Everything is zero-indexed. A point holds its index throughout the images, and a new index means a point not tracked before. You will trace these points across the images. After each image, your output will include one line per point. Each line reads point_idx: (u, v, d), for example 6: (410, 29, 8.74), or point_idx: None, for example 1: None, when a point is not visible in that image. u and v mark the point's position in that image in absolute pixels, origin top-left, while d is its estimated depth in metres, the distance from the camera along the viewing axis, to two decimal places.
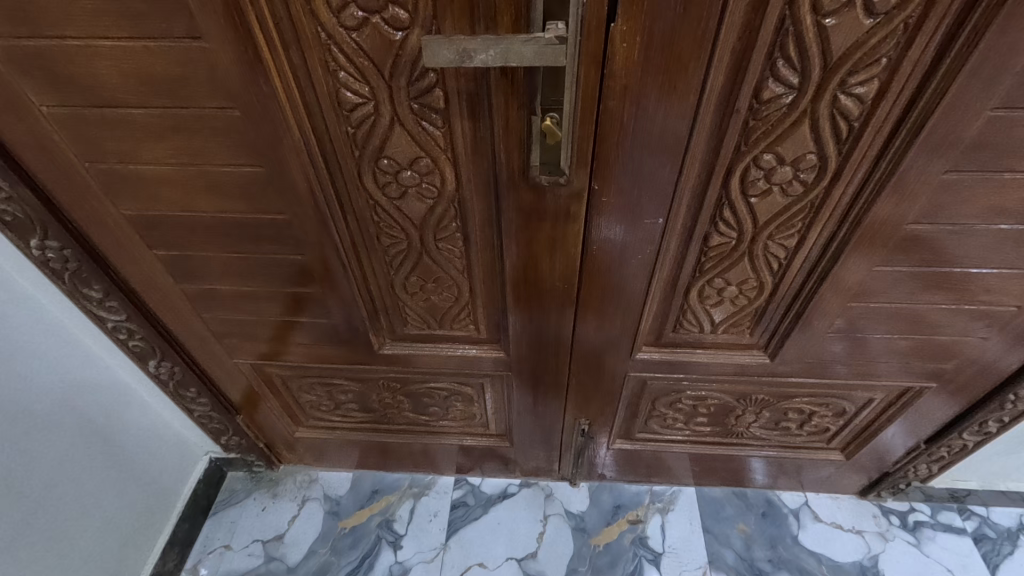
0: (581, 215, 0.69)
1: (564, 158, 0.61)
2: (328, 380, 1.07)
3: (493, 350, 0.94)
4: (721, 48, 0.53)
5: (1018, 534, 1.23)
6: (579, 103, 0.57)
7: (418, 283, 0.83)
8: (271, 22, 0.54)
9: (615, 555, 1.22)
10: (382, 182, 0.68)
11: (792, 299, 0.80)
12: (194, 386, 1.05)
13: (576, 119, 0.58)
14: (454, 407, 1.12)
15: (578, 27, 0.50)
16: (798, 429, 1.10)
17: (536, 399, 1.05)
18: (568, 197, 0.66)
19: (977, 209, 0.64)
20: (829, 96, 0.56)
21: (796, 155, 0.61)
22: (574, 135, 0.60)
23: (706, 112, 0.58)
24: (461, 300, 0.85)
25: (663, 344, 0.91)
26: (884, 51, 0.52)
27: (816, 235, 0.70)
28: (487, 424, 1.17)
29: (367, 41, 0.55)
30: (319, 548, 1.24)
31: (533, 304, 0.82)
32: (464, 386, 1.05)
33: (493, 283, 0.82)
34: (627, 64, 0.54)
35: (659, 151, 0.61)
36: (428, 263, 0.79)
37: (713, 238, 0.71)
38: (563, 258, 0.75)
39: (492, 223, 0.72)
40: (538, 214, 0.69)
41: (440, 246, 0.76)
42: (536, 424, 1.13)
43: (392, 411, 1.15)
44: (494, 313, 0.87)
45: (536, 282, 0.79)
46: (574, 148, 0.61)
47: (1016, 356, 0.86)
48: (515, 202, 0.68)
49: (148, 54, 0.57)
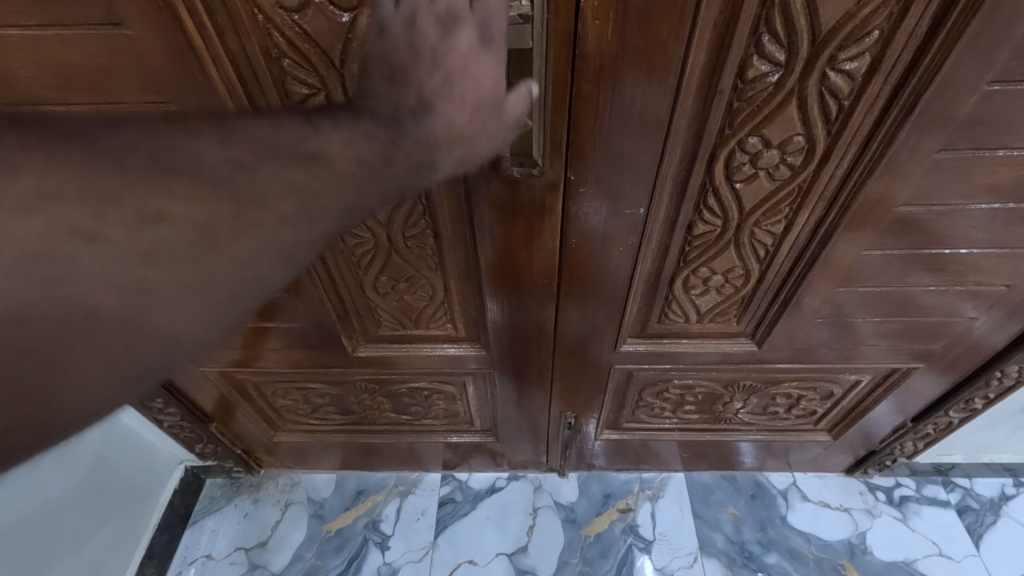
0: (558, 207, 0.65)
1: (536, 146, 0.57)
2: (303, 384, 1.03)
3: (473, 348, 0.91)
4: (702, 23, 0.48)
5: (1001, 504, 1.25)
6: (548, 86, 0.53)
7: (389, 282, 0.79)
8: (200, 4, 0.48)
9: (607, 545, 1.21)
10: None
11: (779, 286, 0.77)
12: (160, 396, 1.01)
13: (548, 104, 0.54)
14: (436, 405, 1.08)
15: (543, 3, 0.47)
16: (786, 412, 1.09)
17: (520, 393, 1.02)
18: (543, 188, 0.63)
19: (970, 189, 0.62)
20: (817, 74, 0.52)
21: (783, 137, 0.57)
22: (546, 124, 0.56)
23: (687, 94, 0.53)
24: (436, 298, 0.81)
25: (649, 335, 0.88)
26: (875, 23, 0.48)
27: (804, 220, 0.67)
28: (471, 420, 1.14)
29: (311, 24, 0.50)
30: (305, 552, 1.21)
31: (512, 300, 0.79)
32: (445, 385, 1.02)
33: (469, 280, 0.78)
34: (601, 42, 0.50)
35: (639, 138, 0.57)
36: (398, 262, 0.76)
37: (697, 227, 0.68)
38: (541, 252, 0.71)
39: (463, 218, 0.68)
40: (513, 206, 0.65)
41: (409, 243, 0.73)
42: (522, 417, 1.11)
43: (372, 412, 1.11)
44: (472, 311, 0.84)
45: (514, 278, 0.75)
46: (546, 137, 0.57)
47: (1003, 333, 0.85)
48: (488, 195, 0.64)
49: (62, 44, 0.51)
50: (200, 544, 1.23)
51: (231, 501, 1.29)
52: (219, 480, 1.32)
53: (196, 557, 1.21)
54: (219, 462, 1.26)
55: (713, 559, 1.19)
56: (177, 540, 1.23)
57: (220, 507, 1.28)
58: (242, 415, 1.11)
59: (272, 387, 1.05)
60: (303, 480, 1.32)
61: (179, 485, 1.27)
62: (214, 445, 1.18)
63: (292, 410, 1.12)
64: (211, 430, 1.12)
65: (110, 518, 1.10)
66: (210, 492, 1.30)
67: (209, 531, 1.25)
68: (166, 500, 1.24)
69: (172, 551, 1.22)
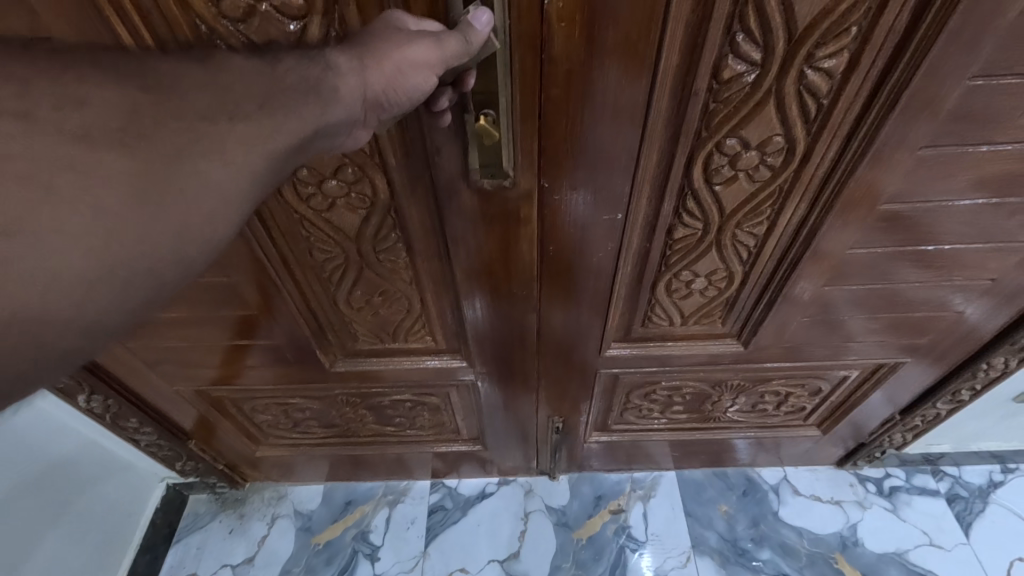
0: (533, 217, 0.63)
1: (507, 158, 0.55)
2: (282, 400, 1.01)
3: (454, 359, 0.89)
4: (673, 22, 0.46)
5: (990, 491, 1.25)
6: (517, 95, 0.51)
7: (363, 296, 0.77)
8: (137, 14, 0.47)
9: (599, 548, 1.20)
10: (305, 195, 0.62)
11: (764, 285, 0.75)
12: (135, 417, 0.98)
13: (516, 110, 0.52)
14: (421, 416, 1.06)
15: (505, 6, 0.44)
16: (775, 409, 1.08)
17: (507, 399, 1.00)
18: (518, 198, 0.61)
19: (956, 184, 0.60)
20: (795, 73, 0.50)
21: (762, 138, 0.55)
22: (516, 133, 0.54)
23: (661, 95, 0.51)
24: (413, 311, 0.79)
25: (633, 339, 0.86)
26: (854, 19, 0.46)
27: (787, 219, 0.65)
28: (458, 430, 1.13)
29: (257, 32, 0.49)
30: (293, 567, 1.19)
31: (491, 311, 0.77)
32: (428, 397, 1.00)
33: (445, 291, 0.76)
34: (569, 44, 0.47)
35: (614, 139, 0.55)
36: (371, 276, 0.74)
37: (677, 230, 0.66)
38: (517, 262, 0.69)
39: (435, 230, 0.66)
40: (486, 216, 0.63)
41: (381, 257, 0.71)
42: (511, 424, 1.09)
43: (355, 425, 1.09)
44: (450, 323, 0.82)
45: (493, 289, 0.73)
46: (517, 148, 0.55)
47: (990, 325, 0.84)
48: (459, 207, 0.62)
49: None
50: (185, 562, 1.20)
51: (216, 517, 1.26)
52: (203, 496, 1.29)
53: None
54: (202, 478, 1.23)
55: (705, 558, 1.18)
56: (162, 559, 1.20)
57: (205, 524, 1.25)
58: (223, 431, 1.08)
59: (251, 404, 1.02)
60: (290, 493, 1.30)
61: (161, 503, 1.23)
62: (195, 462, 1.15)
63: (274, 425, 1.09)
64: (190, 446, 1.09)
65: (96, 538, 1.08)
66: (195, 508, 1.27)
67: (194, 548, 1.22)
68: (149, 517, 1.21)
69: (156, 570, 1.19)
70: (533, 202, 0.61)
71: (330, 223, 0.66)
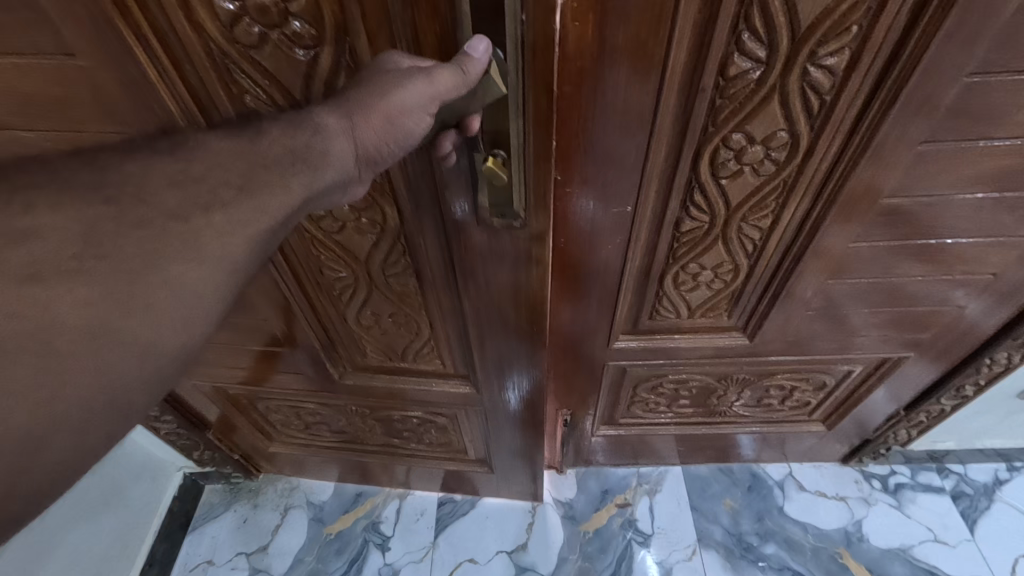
0: (544, 256, 0.63)
1: (517, 198, 0.56)
2: (295, 404, 1.04)
3: (460, 385, 0.91)
4: (680, 23, 0.48)
5: (995, 489, 1.26)
6: (528, 139, 0.51)
7: (371, 315, 0.80)
8: (156, 36, 0.50)
9: (605, 540, 1.22)
10: (318, 219, 0.66)
11: (769, 278, 0.77)
12: (157, 406, 1.01)
13: (528, 151, 0.52)
14: (428, 433, 1.09)
15: (516, 53, 0.45)
16: (780, 404, 1.10)
17: (515, 430, 1.01)
18: (528, 239, 0.61)
19: (956, 179, 0.62)
20: (798, 70, 0.52)
21: (766, 133, 0.58)
22: (529, 174, 0.54)
23: (669, 92, 0.53)
24: (422, 334, 0.82)
25: (641, 331, 0.88)
26: (854, 19, 0.48)
27: (791, 212, 0.67)
28: (466, 450, 1.14)
29: (269, 59, 0.51)
30: (306, 556, 1.22)
31: (498, 343, 0.78)
32: (437, 416, 1.02)
33: (454, 318, 0.78)
34: (581, 42, 0.50)
35: (625, 135, 0.57)
36: (380, 296, 0.77)
37: (684, 223, 0.68)
38: (525, 297, 0.70)
39: (445, 258, 0.68)
40: (495, 254, 0.64)
41: (390, 279, 0.74)
42: (518, 453, 1.08)
43: (364, 434, 1.11)
44: (457, 347, 0.84)
45: (501, 320, 0.74)
46: (528, 190, 0.56)
47: (992, 320, 0.86)
48: (468, 240, 0.63)
49: (19, 72, 0.52)
50: (200, 550, 1.23)
51: (230, 507, 1.29)
52: (218, 486, 1.31)
53: (196, 563, 1.21)
54: (218, 468, 1.26)
55: (711, 552, 1.20)
56: (178, 546, 1.23)
57: (219, 514, 1.28)
58: (240, 428, 1.13)
59: (265, 403, 1.06)
60: (302, 484, 1.32)
61: (178, 492, 1.27)
62: (212, 451, 1.18)
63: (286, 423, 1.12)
64: (208, 436, 1.12)
65: (121, 534, 1.13)
66: (210, 498, 1.30)
67: (209, 537, 1.25)
68: (166, 505, 1.25)
69: (173, 558, 1.22)
70: (544, 240, 0.62)
71: (345, 250, 0.69)
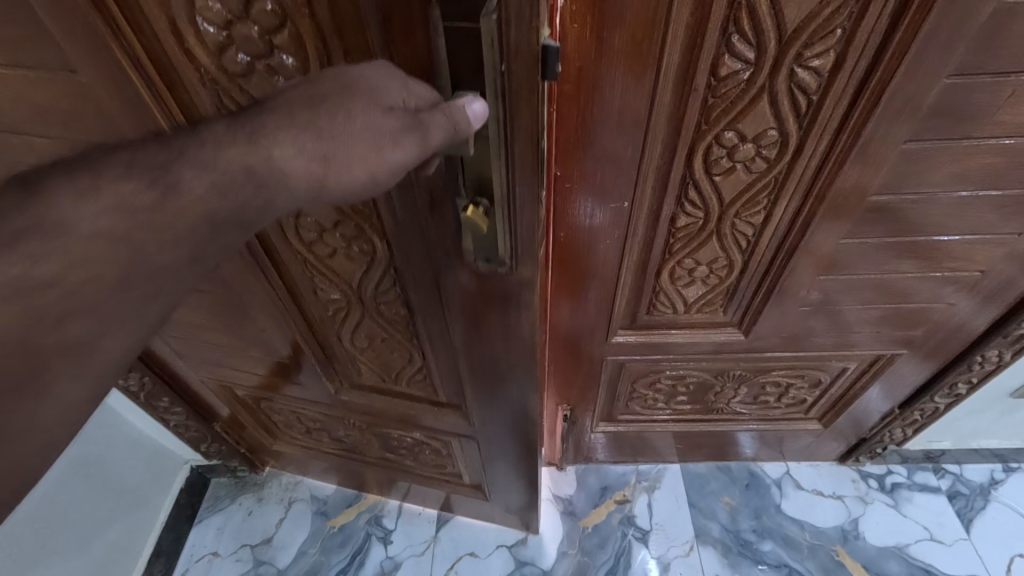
0: (531, 302, 0.60)
1: (501, 246, 0.52)
2: (297, 409, 1.07)
3: (453, 413, 0.92)
4: (673, 27, 0.51)
5: (991, 489, 1.27)
6: (516, 188, 0.47)
7: (365, 336, 0.82)
8: (151, 59, 0.51)
9: (604, 535, 1.24)
10: (311, 243, 0.69)
11: (763, 274, 0.80)
12: (167, 397, 1.05)
13: (512, 203, 0.48)
14: (424, 453, 1.09)
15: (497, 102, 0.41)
16: (776, 401, 1.12)
17: (509, 463, 0.99)
18: (516, 285, 0.58)
19: (941, 177, 0.65)
20: (786, 70, 0.55)
21: (757, 131, 0.60)
22: (513, 225, 0.50)
23: (663, 92, 0.56)
24: (415, 360, 0.83)
25: (639, 327, 0.90)
26: (838, 21, 0.51)
27: (783, 210, 0.70)
28: (460, 474, 1.13)
29: (256, 87, 0.51)
30: (309, 548, 1.24)
31: (489, 378, 0.77)
32: (432, 440, 1.03)
33: (445, 350, 0.78)
34: (580, 43, 0.53)
35: (621, 133, 0.60)
36: (372, 320, 0.79)
37: (680, 219, 0.71)
38: (514, 340, 0.67)
39: (435, 293, 0.68)
40: (481, 296, 0.62)
41: (382, 304, 0.75)
42: (512, 483, 1.07)
43: (363, 445, 1.13)
44: (450, 377, 0.84)
45: (490, 358, 0.72)
46: (513, 239, 0.52)
47: (981, 318, 0.88)
48: (457, 280, 0.62)
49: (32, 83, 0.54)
50: (206, 541, 1.25)
51: (236, 500, 1.31)
52: (224, 480, 1.34)
53: (202, 554, 1.24)
54: (225, 461, 1.28)
55: (709, 548, 1.22)
56: (184, 538, 1.26)
57: (225, 506, 1.30)
58: (246, 424, 1.16)
59: (268, 404, 1.08)
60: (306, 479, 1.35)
61: (185, 485, 1.30)
62: (219, 444, 1.20)
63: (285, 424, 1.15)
64: (216, 428, 1.15)
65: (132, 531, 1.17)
66: (216, 491, 1.32)
67: (215, 529, 1.27)
68: (173, 499, 1.27)
69: (179, 549, 1.24)
70: (533, 287, 0.58)
71: (331, 261, 0.71)
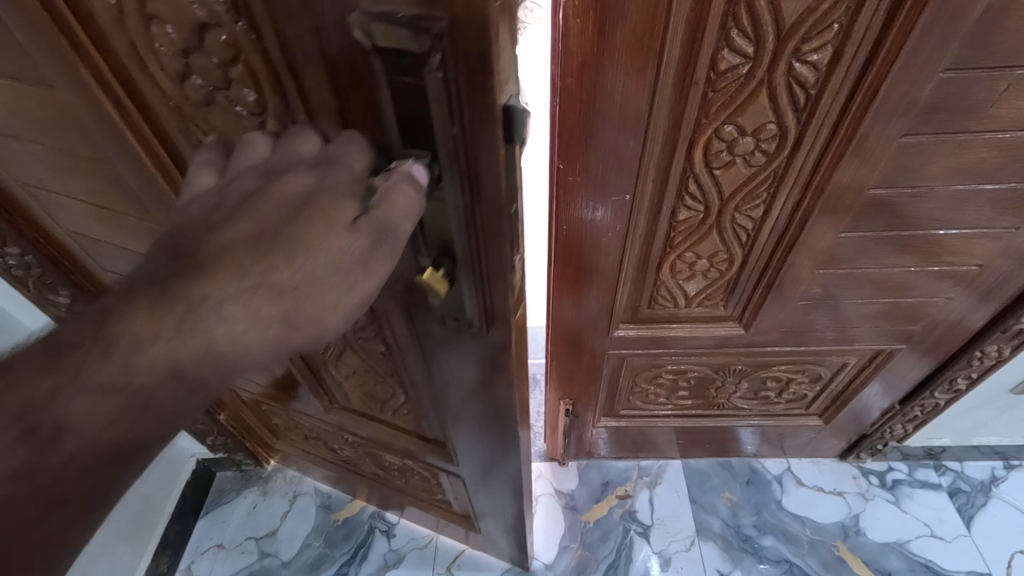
0: (504, 363, 0.55)
1: (469, 305, 0.49)
2: (293, 420, 1.10)
3: (438, 450, 0.88)
4: (673, 23, 0.52)
5: (991, 486, 1.28)
6: (480, 251, 0.44)
7: (348, 366, 0.81)
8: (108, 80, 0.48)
9: (606, 530, 1.25)
10: None
11: (763, 268, 0.81)
12: None
13: (477, 263, 0.45)
14: (414, 479, 1.07)
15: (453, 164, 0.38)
16: (777, 397, 1.13)
17: (495, 506, 0.94)
18: (488, 344, 0.54)
19: (939, 171, 0.66)
20: (784, 65, 0.56)
21: (756, 125, 0.61)
22: (480, 285, 0.47)
23: (664, 87, 0.57)
24: (397, 395, 0.80)
25: (640, 321, 0.91)
26: (835, 17, 0.52)
27: (782, 204, 0.71)
28: (449, 504, 1.09)
29: (216, 120, 0.47)
30: (313, 541, 1.25)
31: (469, 426, 0.72)
32: (420, 469, 1.00)
33: (424, 393, 0.74)
34: (582, 38, 0.54)
35: (622, 128, 0.61)
36: (353, 353, 0.77)
37: (681, 213, 0.72)
38: (489, 395, 0.62)
39: (408, 343, 0.64)
40: (454, 349, 0.57)
41: (360, 340, 0.73)
42: (499, 523, 1.01)
43: (358, 461, 1.13)
44: (431, 418, 0.80)
45: (467, 408, 0.68)
46: (481, 300, 0.48)
47: (980, 313, 0.89)
48: (431, 333, 0.58)
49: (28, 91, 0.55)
50: (211, 534, 1.27)
51: (241, 493, 1.33)
52: (229, 474, 1.35)
53: (208, 546, 1.25)
54: (230, 455, 1.30)
55: (710, 543, 1.22)
56: (190, 531, 1.27)
57: (230, 499, 1.32)
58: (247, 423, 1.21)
59: (267, 409, 1.12)
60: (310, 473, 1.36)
61: (190, 479, 1.32)
62: (225, 437, 1.21)
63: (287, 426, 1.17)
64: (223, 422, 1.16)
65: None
66: (221, 485, 1.34)
67: (221, 522, 1.29)
68: (177, 495, 1.29)
69: (184, 542, 1.26)
70: (507, 348, 0.54)
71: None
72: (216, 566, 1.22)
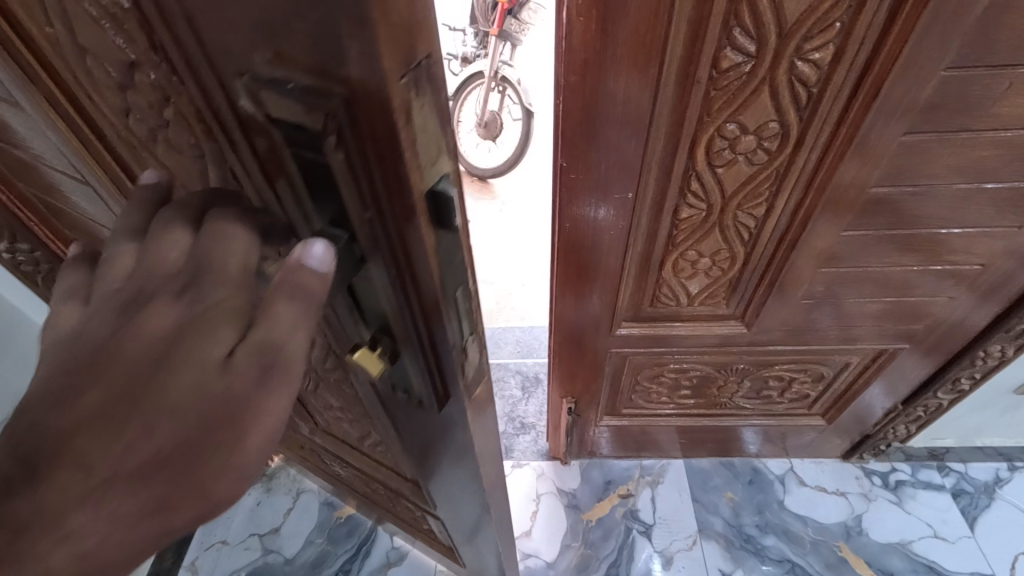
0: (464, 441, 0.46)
1: (413, 392, 0.39)
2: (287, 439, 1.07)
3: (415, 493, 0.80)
4: (676, 22, 0.52)
5: (995, 487, 1.27)
6: (418, 339, 0.34)
7: (321, 403, 0.76)
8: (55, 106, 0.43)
9: (608, 529, 1.25)
10: None
11: (765, 267, 0.81)
12: None
13: (416, 351, 0.35)
14: (400, 508, 1.00)
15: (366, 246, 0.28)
16: (779, 396, 1.13)
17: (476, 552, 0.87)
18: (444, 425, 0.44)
19: (941, 169, 0.66)
20: (786, 63, 0.56)
21: (758, 123, 0.62)
22: (424, 374, 0.37)
23: (666, 86, 0.58)
24: (370, 436, 0.74)
25: (643, 319, 0.92)
26: (836, 15, 0.52)
27: (784, 203, 0.71)
28: (435, 537, 1.03)
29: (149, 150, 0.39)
30: (316, 538, 1.26)
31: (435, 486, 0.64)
32: (403, 502, 0.94)
33: (391, 446, 0.66)
34: (585, 36, 0.54)
35: (624, 127, 0.62)
36: (322, 393, 0.71)
37: (683, 211, 0.72)
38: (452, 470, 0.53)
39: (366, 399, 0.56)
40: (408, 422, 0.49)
41: (324, 384, 0.66)
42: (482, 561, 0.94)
43: (353, 481, 1.08)
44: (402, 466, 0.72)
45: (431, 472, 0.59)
46: (425, 389, 0.38)
47: (983, 312, 0.89)
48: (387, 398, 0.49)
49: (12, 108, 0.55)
50: (215, 530, 1.28)
51: None
52: None
53: (211, 543, 1.26)
54: None
55: (711, 542, 1.22)
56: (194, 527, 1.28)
57: None
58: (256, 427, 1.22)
59: None
60: None
61: None
62: None
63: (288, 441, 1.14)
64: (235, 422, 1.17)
65: None
66: None
67: (224, 519, 1.29)
68: None
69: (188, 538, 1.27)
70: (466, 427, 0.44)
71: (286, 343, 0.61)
72: (219, 563, 1.22)
